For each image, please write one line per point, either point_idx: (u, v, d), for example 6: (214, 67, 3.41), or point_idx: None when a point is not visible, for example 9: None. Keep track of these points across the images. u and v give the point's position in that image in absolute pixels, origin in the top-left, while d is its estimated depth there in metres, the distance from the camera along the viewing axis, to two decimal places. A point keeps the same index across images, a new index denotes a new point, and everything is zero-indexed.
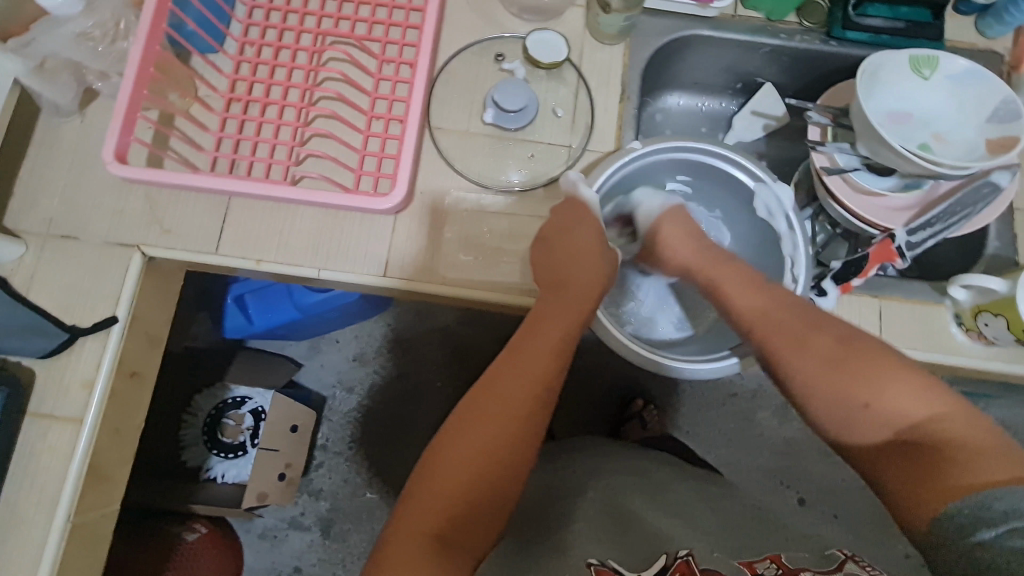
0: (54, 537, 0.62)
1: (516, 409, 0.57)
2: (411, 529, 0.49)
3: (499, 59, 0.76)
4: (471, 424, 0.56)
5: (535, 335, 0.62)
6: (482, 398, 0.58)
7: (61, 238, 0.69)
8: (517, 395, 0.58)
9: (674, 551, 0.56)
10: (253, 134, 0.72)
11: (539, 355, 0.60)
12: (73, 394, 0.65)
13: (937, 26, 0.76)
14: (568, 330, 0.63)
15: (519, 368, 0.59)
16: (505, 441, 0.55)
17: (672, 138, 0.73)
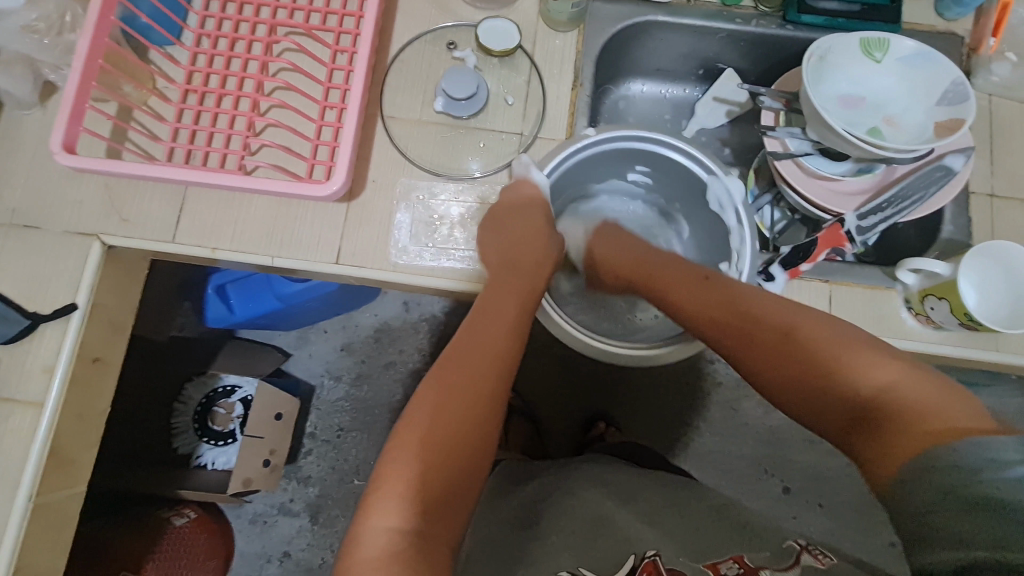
0: (16, 515, 0.64)
1: (480, 384, 0.54)
2: (385, 527, 0.46)
3: (452, 47, 0.77)
4: (434, 407, 0.52)
5: (489, 311, 0.60)
6: (443, 376, 0.54)
7: (23, 228, 0.71)
8: (479, 370, 0.54)
9: (641, 552, 0.58)
10: (209, 125, 0.73)
11: (495, 329, 0.58)
12: (35, 378, 0.68)
13: (894, 8, 0.75)
14: (523, 305, 0.62)
15: (478, 343, 0.57)
16: (470, 419, 0.52)
17: (627, 128, 0.73)
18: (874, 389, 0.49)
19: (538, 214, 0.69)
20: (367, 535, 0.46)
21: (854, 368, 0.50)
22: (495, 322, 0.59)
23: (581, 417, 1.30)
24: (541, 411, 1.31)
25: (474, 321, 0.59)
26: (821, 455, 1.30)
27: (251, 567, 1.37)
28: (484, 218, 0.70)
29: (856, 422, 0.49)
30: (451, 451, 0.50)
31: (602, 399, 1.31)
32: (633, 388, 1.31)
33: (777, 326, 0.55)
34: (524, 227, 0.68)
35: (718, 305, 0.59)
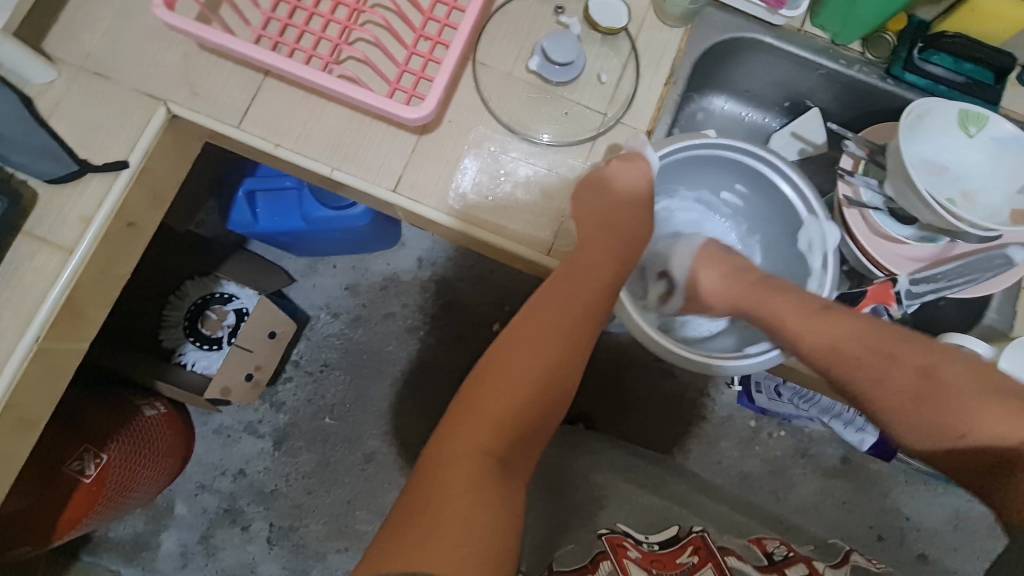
0: (19, 353, 0.64)
1: (568, 334, 0.59)
2: (474, 448, 0.50)
3: (559, 12, 0.76)
4: (524, 348, 0.57)
5: (584, 266, 0.63)
6: (533, 324, 0.59)
7: (92, 75, 0.70)
8: (570, 322, 0.59)
9: (688, 526, 0.62)
10: (302, 22, 0.72)
11: (586, 284, 0.62)
12: (70, 225, 0.67)
13: (996, 90, 0.76)
14: (614, 270, 0.65)
15: (571, 295, 0.60)
16: (555, 365, 0.57)
17: (747, 144, 0.73)
18: (1015, 439, 0.50)
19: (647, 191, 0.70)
20: (454, 450, 0.50)
21: (988, 412, 0.52)
22: (586, 279, 0.62)
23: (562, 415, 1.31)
24: None
25: (564, 271, 0.63)
26: (784, 511, 1.32)
27: (204, 475, 1.37)
28: (574, 189, 0.70)
29: (992, 462, 0.52)
30: (540, 393, 0.55)
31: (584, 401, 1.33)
32: (620, 400, 1.32)
33: (886, 351, 0.56)
34: (631, 201, 0.69)
35: (829, 333, 0.58)
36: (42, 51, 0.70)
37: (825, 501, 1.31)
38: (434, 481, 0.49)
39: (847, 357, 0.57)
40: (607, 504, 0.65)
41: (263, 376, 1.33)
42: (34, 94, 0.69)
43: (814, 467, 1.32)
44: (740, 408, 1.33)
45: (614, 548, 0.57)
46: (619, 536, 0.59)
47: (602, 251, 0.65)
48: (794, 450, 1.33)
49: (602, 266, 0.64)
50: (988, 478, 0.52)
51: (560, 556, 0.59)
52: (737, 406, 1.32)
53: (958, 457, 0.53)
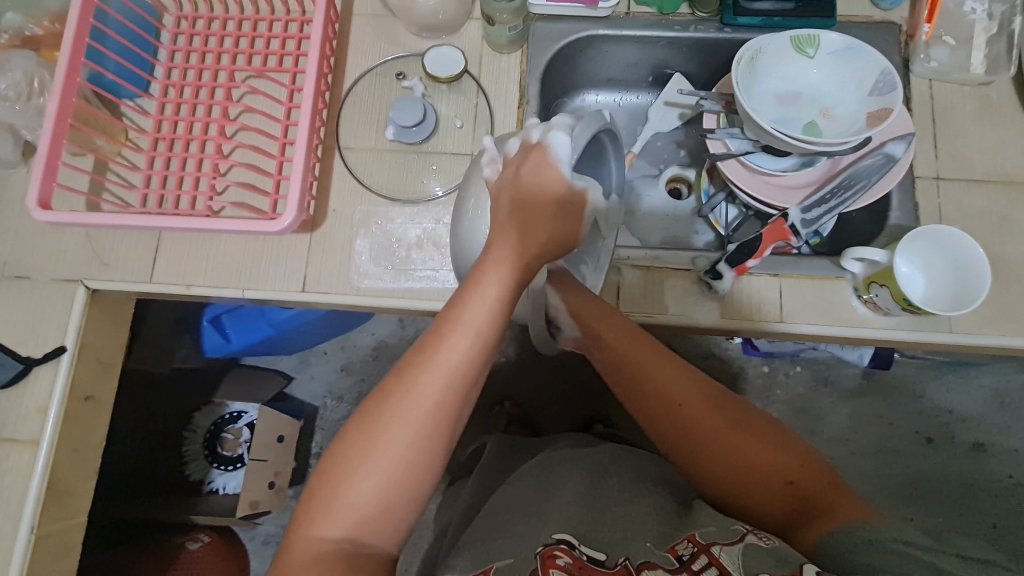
0: (20, 548, 0.69)
1: (415, 450, 0.49)
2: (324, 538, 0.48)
3: (401, 77, 0.80)
4: (383, 426, 0.49)
5: (434, 359, 0.50)
6: (373, 430, 0.49)
7: (14, 278, 0.76)
8: (418, 433, 0.49)
9: (616, 558, 0.54)
10: (178, 168, 0.77)
11: (428, 384, 0.49)
12: (30, 418, 0.72)
13: (828, 3, 0.77)
14: (476, 352, 0.50)
15: (414, 399, 0.49)
16: (421, 444, 0.49)
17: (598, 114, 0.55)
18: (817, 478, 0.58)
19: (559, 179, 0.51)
20: (307, 541, 0.48)
21: (761, 454, 0.59)
22: (433, 372, 0.50)
23: (580, 424, 1.39)
24: (540, 420, 1.41)
25: (415, 365, 0.50)
26: (822, 444, 1.32)
27: None
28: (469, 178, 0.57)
29: (796, 502, 0.57)
30: (378, 515, 0.49)
31: (599, 404, 1.40)
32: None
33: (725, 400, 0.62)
34: (499, 255, 0.51)
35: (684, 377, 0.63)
36: None
37: (861, 422, 1.32)
38: (273, 573, 0.49)
39: (691, 395, 0.62)
40: (561, 503, 0.64)
41: (285, 480, 1.38)
42: None
43: (838, 392, 1.35)
44: (743, 360, 1.35)
45: (543, 560, 0.52)
46: (563, 547, 0.54)
47: (465, 327, 0.50)
48: (815, 381, 1.35)
49: (459, 352, 0.50)
50: (796, 512, 0.56)
51: (498, 571, 0.54)
52: (744, 355, 1.35)
53: (760, 499, 0.58)
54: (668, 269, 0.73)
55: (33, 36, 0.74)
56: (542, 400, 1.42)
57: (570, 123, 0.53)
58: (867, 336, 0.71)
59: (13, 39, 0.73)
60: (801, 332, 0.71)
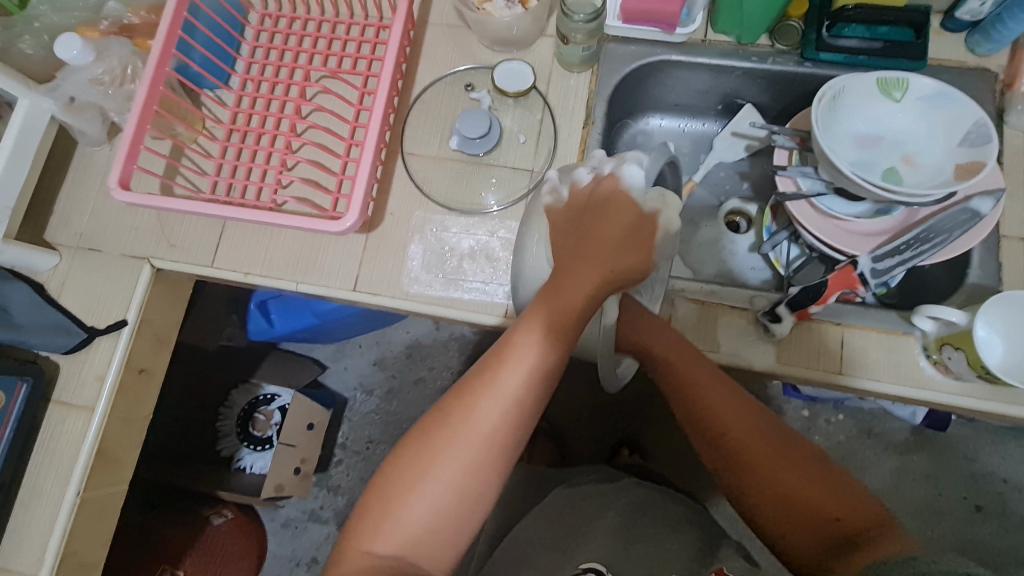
0: (66, 508, 0.72)
1: (470, 475, 0.51)
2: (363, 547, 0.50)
3: (469, 89, 0.81)
4: (440, 436, 0.51)
5: (491, 387, 0.51)
6: (429, 453, 0.51)
7: (88, 250, 0.80)
8: (474, 458, 0.51)
9: None
10: (247, 159, 0.80)
11: (486, 412, 0.51)
12: (89, 385, 0.75)
13: (919, 45, 0.73)
14: (533, 384, 0.51)
15: (471, 427, 0.51)
16: (475, 453, 0.51)
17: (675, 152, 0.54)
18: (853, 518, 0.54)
19: (626, 219, 0.49)
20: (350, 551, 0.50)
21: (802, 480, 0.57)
22: (490, 399, 0.51)
23: (607, 445, 1.38)
24: (567, 435, 1.39)
25: (473, 392, 0.51)
26: None
27: (280, 569, 1.44)
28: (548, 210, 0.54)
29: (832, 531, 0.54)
30: (428, 537, 0.50)
31: (627, 426, 1.37)
32: (659, 418, 1.37)
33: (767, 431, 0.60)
34: (565, 297, 0.50)
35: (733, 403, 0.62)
36: (45, 241, 0.80)
37: (906, 479, 1.25)
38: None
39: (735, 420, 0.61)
40: (592, 537, 0.64)
41: (310, 467, 1.41)
42: (44, 280, 0.79)
43: (884, 445, 1.26)
44: (784, 401, 1.30)
45: None
46: None
47: (524, 357, 0.51)
48: (858, 430, 1.28)
49: (517, 378, 0.51)
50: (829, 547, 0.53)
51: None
52: (784, 398, 1.29)
53: (792, 520, 0.56)
54: (724, 306, 0.71)
55: (130, 24, 0.78)
56: (571, 419, 1.40)
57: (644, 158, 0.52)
58: (933, 400, 0.67)
59: (111, 26, 0.77)
60: (862, 388, 0.68)
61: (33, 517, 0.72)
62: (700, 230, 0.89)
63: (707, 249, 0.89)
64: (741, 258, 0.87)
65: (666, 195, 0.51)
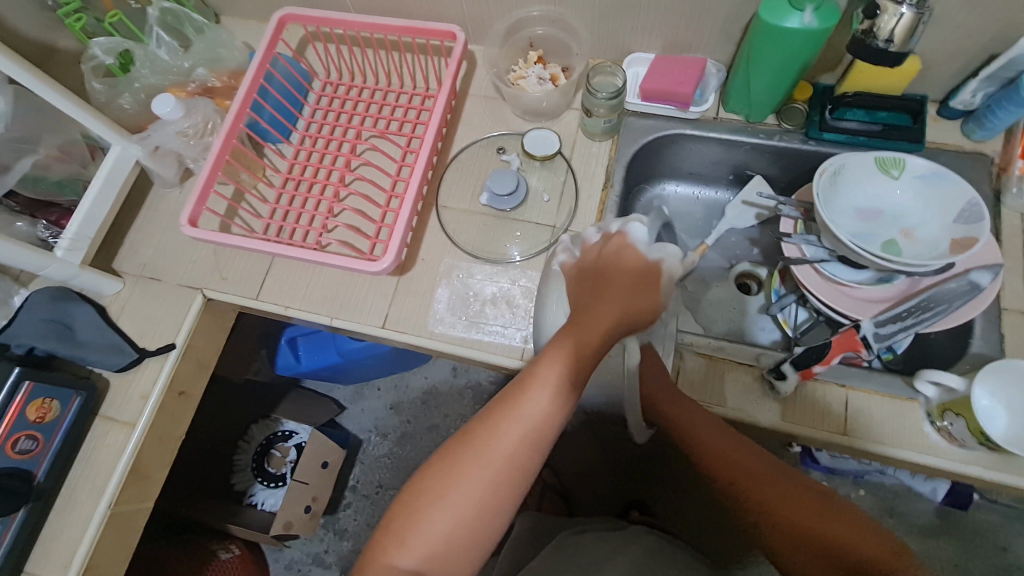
0: (97, 520, 0.76)
1: (491, 496, 0.52)
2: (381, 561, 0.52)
3: (500, 151, 0.89)
4: (461, 458, 0.52)
5: (516, 409, 0.52)
6: (453, 472, 0.52)
7: (149, 279, 0.89)
8: (494, 479, 0.52)
9: None
10: (299, 205, 0.90)
11: (508, 437, 0.52)
12: (133, 402, 0.81)
13: (917, 129, 0.80)
14: (554, 412, 0.52)
15: (494, 448, 0.52)
16: (497, 475, 0.52)
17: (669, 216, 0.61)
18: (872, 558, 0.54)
19: (635, 266, 0.54)
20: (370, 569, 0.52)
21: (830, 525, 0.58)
22: (512, 425, 0.52)
23: (616, 505, 1.36)
24: (575, 491, 1.38)
25: (499, 414, 0.53)
26: None
27: None
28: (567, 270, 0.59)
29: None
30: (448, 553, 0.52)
31: (637, 488, 1.36)
32: (672, 482, 1.35)
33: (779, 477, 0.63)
34: (584, 334, 0.52)
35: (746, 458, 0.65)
36: (112, 269, 0.89)
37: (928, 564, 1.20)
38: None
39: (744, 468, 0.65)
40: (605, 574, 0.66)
41: (320, 506, 1.42)
42: (107, 303, 0.88)
43: (905, 525, 1.24)
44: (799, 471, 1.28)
45: None
46: None
47: (549, 381, 0.52)
48: (880, 509, 1.25)
49: (539, 407, 0.52)
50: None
51: None
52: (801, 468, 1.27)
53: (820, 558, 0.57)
54: (732, 362, 0.74)
55: (213, 87, 0.90)
56: (582, 475, 1.39)
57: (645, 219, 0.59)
58: (939, 468, 0.67)
59: (198, 87, 0.89)
60: (865, 451, 0.69)
61: (64, 526, 0.76)
62: (711, 290, 0.95)
63: (718, 308, 0.93)
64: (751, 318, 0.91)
65: (667, 248, 0.57)
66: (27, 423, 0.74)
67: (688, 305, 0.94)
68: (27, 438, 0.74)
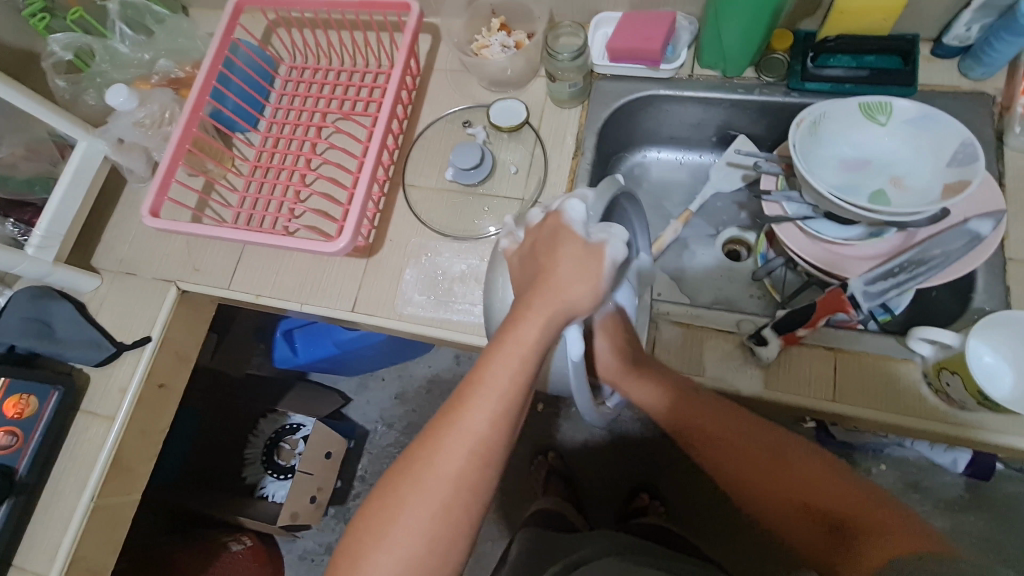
0: (80, 512, 0.77)
1: (442, 521, 0.46)
2: None
3: (467, 125, 0.86)
4: (407, 485, 0.47)
5: (460, 411, 0.48)
6: (393, 506, 0.46)
7: (125, 274, 0.89)
8: (443, 499, 0.46)
9: None
10: (267, 192, 0.89)
11: (453, 442, 0.47)
12: (112, 396, 0.82)
13: (908, 71, 0.73)
14: (500, 411, 0.48)
15: (441, 459, 0.47)
16: (448, 502, 0.46)
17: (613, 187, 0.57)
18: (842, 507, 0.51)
19: (578, 243, 0.50)
20: None
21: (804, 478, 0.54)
22: (457, 436, 0.47)
23: (624, 489, 1.32)
24: (582, 475, 1.35)
25: (442, 422, 0.48)
26: None
27: None
28: (510, 253, 0.56)
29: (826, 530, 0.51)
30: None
31: (645, 471, 1.32)
32: (682, 466, 1.31)
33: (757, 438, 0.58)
34: (523, 317, 0.49)
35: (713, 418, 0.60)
36: (90, 266, 0.90)
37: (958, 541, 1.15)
38: None
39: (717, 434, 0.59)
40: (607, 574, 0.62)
41: (326, 496, 1.42)
42: (86, 300, 0.88)
43: (933, 502, 1.18)
44: None
45: None
46: None
47: (491, 378, 0.48)
48: (904, 484, 1.19)
49: (483, 406, 0.48)
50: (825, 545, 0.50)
51: None
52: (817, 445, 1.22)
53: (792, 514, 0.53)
54: (711, 330, 0.70)
55: (176, 78, 0.89)
56: (587, 460, 1.36)
57: (586, 195, 0.55)
58: (938, 432, 0.62)
59: (161, 79, 0.88)
60: (856, 416, 0.65)
61: (51, 520, 0.78)
62: (698, 258, 0.90)
63: (705, 278, 0.89)
64: (738, 285, 0.87)
65: (611, 227, 0.52)
66: (7, 418, 0.76)
67: (674, 275, 0.90)
68: (7, 434, 0.76)
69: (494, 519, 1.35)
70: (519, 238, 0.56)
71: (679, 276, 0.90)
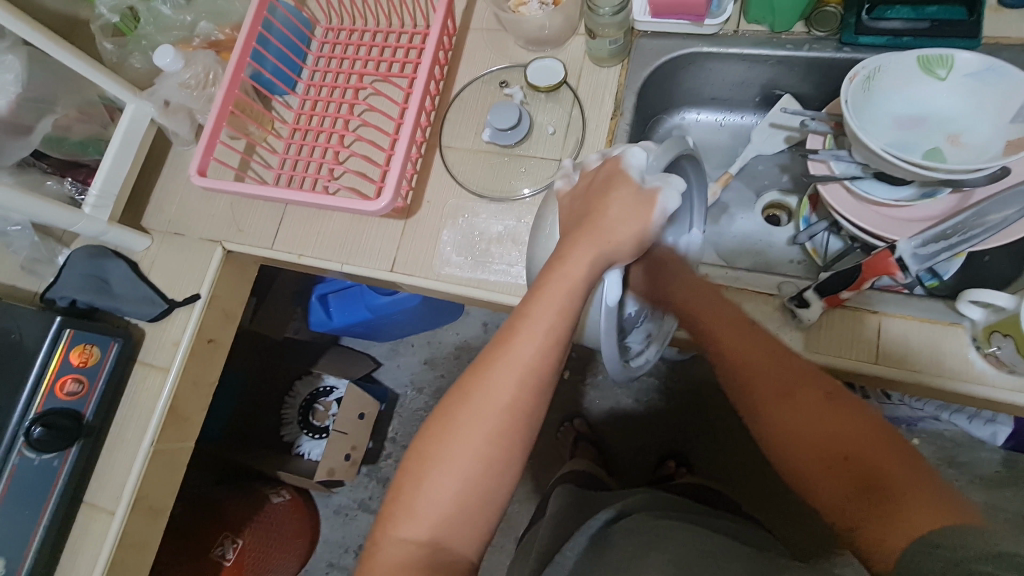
0: (142, 455, 0.83)
1: (494, 453, 0.48)
2: (390, 529, 0.47)
3: (504, 85, 0.86)
4: (458, 423, 0.48)
5: (499, 356, 0.49)
6: (445, 430, 0.48)
7: (173, 235, 0.92)
8: (497, 431, 0.48)
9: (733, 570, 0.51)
10: (306, 154, 0.90)
11: (503, 386, 0.48)
12: (166, 349, 0.86)
13: (972, 23, 0.70)
14: (540, 359, 0.49)
15: (488, 403, 0.48)
16: (495, 441, 0.48)
17: (684, 142, 0.56)
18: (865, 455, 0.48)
19: (627, 194, 0.51)
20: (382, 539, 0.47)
21: (846, 421, 0.50)
22: (504, 376, 0.49)
23: (652, 457, 1.34)
24: (609, 441, 1.37)
25: (479, 368, 0.49)
26: None
27: (331, 554, 1.52)
28: (561, 200, 0.57)
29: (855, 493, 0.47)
30: (455, 520, 0.47)
31: (673, 437, 1.34)
32: (706, 433, 1.32)
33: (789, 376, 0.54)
34: (563, 275, 0.50)
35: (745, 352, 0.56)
36: (141, 226, 0.94)
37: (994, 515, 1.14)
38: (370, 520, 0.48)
39: (751, 371, 0.55)
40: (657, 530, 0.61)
41: (360, 454, 1.48)
42: (138, 259, 0.92)
43: (968, 476, 1.17)
44: None
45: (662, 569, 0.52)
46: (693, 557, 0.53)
47: (529, 324, 0.49)
48: (938, 458, 1.18)
49: (527, 349, 0.49)
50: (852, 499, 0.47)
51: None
52: None
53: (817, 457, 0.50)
54: (750, 292, 0.70)
55: (217, 41, 0.90)
56: (616, 427, 1.38)
57: (651, 147, 0.55)
58: (983, 396, 0.61)
59: (202, 42, 0.90)
60: (896, 380, 0.64)
61: (116, 462, 0.83)
62: (736, 223, 0.89)
63: (740, 243, 0.88)
64: (776, 250, 0.86)
65: (669, 176, 0.52)
66: (72, 367, 0.79)
67: (711, 241, 0.89)
68: (74, 381, 0.79)
69: (522, 481, 1.39)
70: (574, 181, 0.57)
71: (717, 240, 0.88)
